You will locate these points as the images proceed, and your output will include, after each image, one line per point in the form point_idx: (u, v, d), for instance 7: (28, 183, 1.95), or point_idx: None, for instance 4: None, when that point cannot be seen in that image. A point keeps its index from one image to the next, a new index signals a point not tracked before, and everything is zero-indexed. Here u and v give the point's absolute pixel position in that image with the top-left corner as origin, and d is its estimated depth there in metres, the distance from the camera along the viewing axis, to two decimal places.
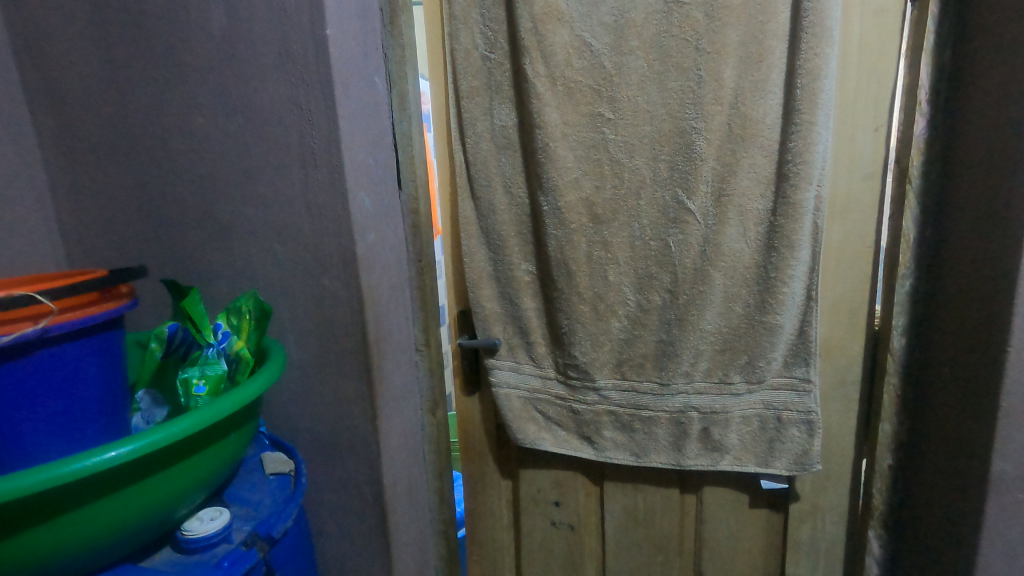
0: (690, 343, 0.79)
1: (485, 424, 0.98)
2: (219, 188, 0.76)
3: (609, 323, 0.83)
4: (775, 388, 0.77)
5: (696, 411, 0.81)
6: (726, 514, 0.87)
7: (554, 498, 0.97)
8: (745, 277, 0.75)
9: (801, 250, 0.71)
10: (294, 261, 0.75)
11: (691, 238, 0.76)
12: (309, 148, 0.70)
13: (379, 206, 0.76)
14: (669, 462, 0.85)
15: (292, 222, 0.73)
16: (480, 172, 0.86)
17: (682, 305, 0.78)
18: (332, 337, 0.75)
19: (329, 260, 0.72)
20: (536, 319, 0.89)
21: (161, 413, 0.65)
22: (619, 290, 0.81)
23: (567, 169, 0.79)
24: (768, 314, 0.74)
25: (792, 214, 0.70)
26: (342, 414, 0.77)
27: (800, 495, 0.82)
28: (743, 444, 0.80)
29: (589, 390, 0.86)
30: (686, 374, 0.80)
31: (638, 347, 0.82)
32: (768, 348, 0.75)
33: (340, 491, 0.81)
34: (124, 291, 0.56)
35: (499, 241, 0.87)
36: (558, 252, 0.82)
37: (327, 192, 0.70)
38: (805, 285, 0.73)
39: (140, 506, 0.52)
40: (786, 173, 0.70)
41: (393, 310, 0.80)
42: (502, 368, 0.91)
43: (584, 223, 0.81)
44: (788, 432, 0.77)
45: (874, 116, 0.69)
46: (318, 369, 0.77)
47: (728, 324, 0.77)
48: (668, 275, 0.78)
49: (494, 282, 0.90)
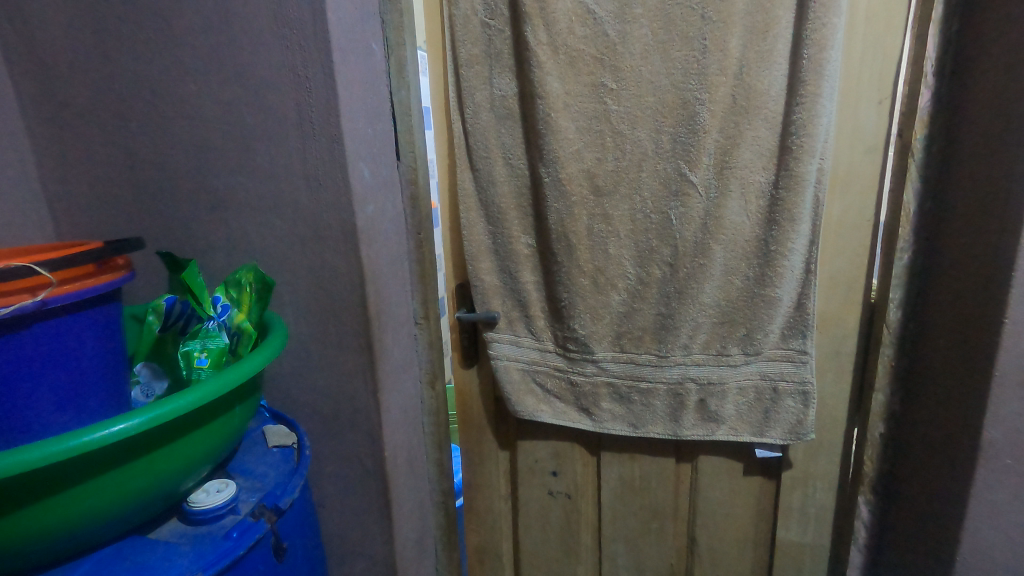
0: (689, 316, 0.80)
1: (484, 396, 0.99)
2: (214, 158, 0.74)
3: (608, 296, 0.84)
4: (771, 359, 0.78)
5: (693, 381, 0.83)
6: (721, 482, 0.88)
7: (551, 468, 0.98)
8: (745, 250, 0.76)
9: (802, 223, 0.72)
10: (292, 234, 0.74)
11: (692, 211, 0.77)
12: (307, 117, 0.68)
13: (379, 177, 0.75)
14: (666, 433, 0.87)
15: (290, 194, 0.72)
16: (479, 143, 0.85)
17: (681, 279, 0.79)
18: (332, 310, 0.74)
19: (329, 232, 0.71)
20: (535, 292, 0.89)
21: (161, 386, 0.65)
22: (619, 264, 0.82)
23: (568, 140, 0.79)
24: (765, 287, 0.75)
25: (794, 187, 0.71)
26: (343, 386, 0.77)
27: (793, 464, 0.83)
28: (739, 414, 0.82)
29: (587, 361, 0.88)
30: (684, 346, 0.82)
31: (637, 320, 0.83)
32: (766, 320, 0.77)
33: (341, 461, 0.81)
34: (121, 263, 0.55)
35: (499, 213, 0.87)
36: (559, 225, 0.82)
37: (325, 162, 0.69)
38: (804, 258, 0.74)
39: (147, 478, 0.52)
40: (789, 146, 0.70)
41: (392, 283, 0.79)
42: (502, 341, 0.92)
43: (584, 195, 0.81)
44: (783, 402, 0.79)
45: (878, 89, 0.68)
46: (318, 343, 0.77)
47: (726, 297, 0.78)
48: (668, 248, 0.79)
49: (493, 255, 0.89)
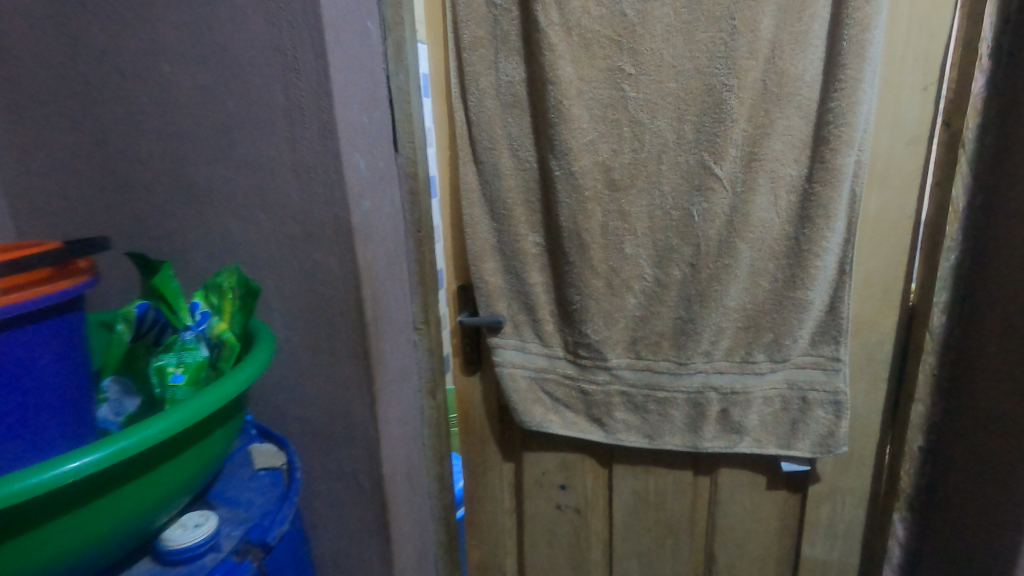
0: (712, 320, 0.74)
1: (488, 405, 0.93)
2: (192, 149, 0.67)
3: (624, 299, 0.78)
4: (800, 367, 0.73)
5: (715, 391, 0.77)
6: (742, 497, 0.83)
7: (560, 481, 0.92)
8: (774, 250, 0.70)
9: (837, 220, 0.66)
10: (278, 232, 0.67)
11: (716, 207, 0.71)
12: (295, 102, 0.61)
13: (375, 170, 0.68)
14: (684, 445, 0.81)
15: (277, 188, 0.65)
16: (483, 133, 0.78)
17: (703, 281, 0.73)
18: (324, 316, 0.68)
19: (321, 231, 0.64)
20: (544, 294, 0.83)
21: (133, 404, 0.58)
22: (636, 264, 0.76)
23: (581, 130, 0.73)
24: (795, 290, 0.70)
25: (830, 180, 0.65)
26: (337, 399, 0.71)
27: (820, 477, 0.78)
28: (763, 425, 0.77)
29: (600, 369, 0.82)
30: (705, 353, 0.76)
31: (655, 325, 0.78)
32: (796, 325, 0.71)
33: (335, 480, 0.74)
34: (84, 266, 0.48)
35: (505, 209, 0.81)
36: (570, 222, 0.76)
37: (317, 153, 0.62)
38: (838, 258, 0.68)
39: (111, 520, 0.45)
40: (825, 136, 0.64)
41: (389, 286, 0.72)
42: (507, 348, 0.86)
43: (599, 189, 0.74)
44: (813, 413, 0.73)
45: (923, 74, 0.63)
46: (309, 352, 0.70)
47: (751, 300, 0.73)
48: (689, 247, 0.73)
49: (498, 255, 0.83)
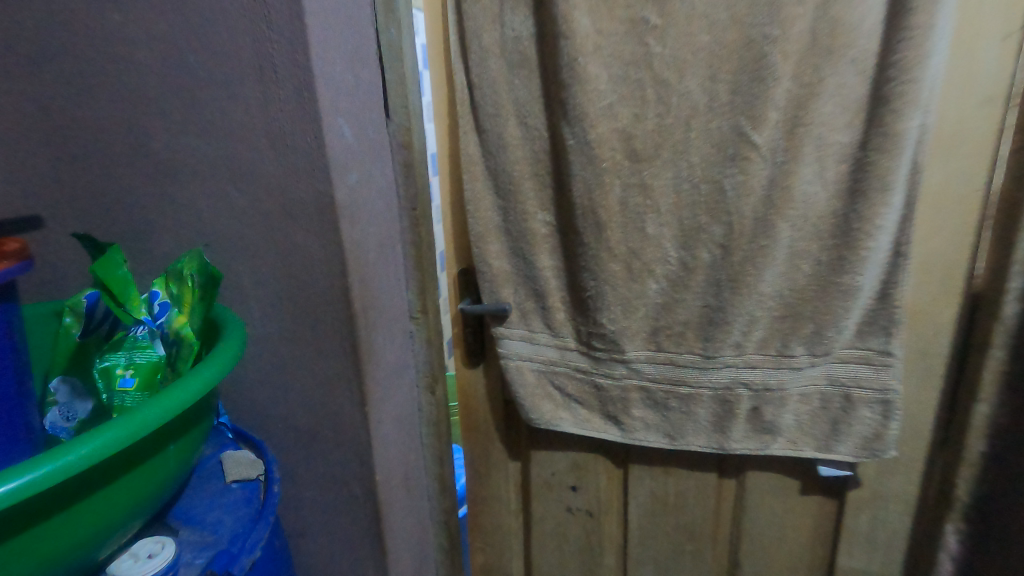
0: (744, 309, 0.66)
1: (492, 400, 0.85)
2: (152, 114, 0.59)
3: (645, 285, 0.69)
4: (843, 361, 0.65)
5: (745, 387, 0.69)
6: (772, 502, 0.75)
7: (570, 482, 0.85)
8: (818, 229, 0.62)
9: (895, 194, 0.57)
10: (253, 211, 0.58)
11: (753, 180, 0.62)
12: (266, 57, 0.52)
13: (363, 138, 0.60)
14: (709, 446, 0.73)
15: (249, 159, 0.56)
16: (487, 98, 0.69)
17: (735, 265, 0.65)
18: (308, 306, 0.60)
19: (300, 208, 0.56)
20: (554, 280, 0.75)
21: (86, 408, 0.51)
22: (659, 246, 0.67)
23: (598, 93, 0.64)
24: (842, 275, 0.61)
25: (889, 148, 0.56)
26: (323, 399, 0.63)
27: (861, 482, 0.70)
28: (799, 425, 0.69)
29: (616, 362, 0.74)
30: (736, 345, 0.68)
31: (679, 314, 0.69)
32: (842, 315, 0.63)
33: (323, 486, 0.67)
34: (12, 250, 0.40)
35: (511, 184, 0.72)
36: (585, 198, 0.68)
37: (293, 117, 0.53)
38: (893, 239, 0.60)
39: (42, 553, 0.38)
40: (886, 96, 0.55)
41: (380, 271, 0.64)
42: (514, 338, 0.78)
43: (617, 161, 0.66)
44: (857, 412, 0.65)
45: (1003, 22, 0.54)
46: (292, 346, 0.62)
47: (790, 286, 0.64)
48: (720, 227, 0.65)
49: (504, 236, 0.75)
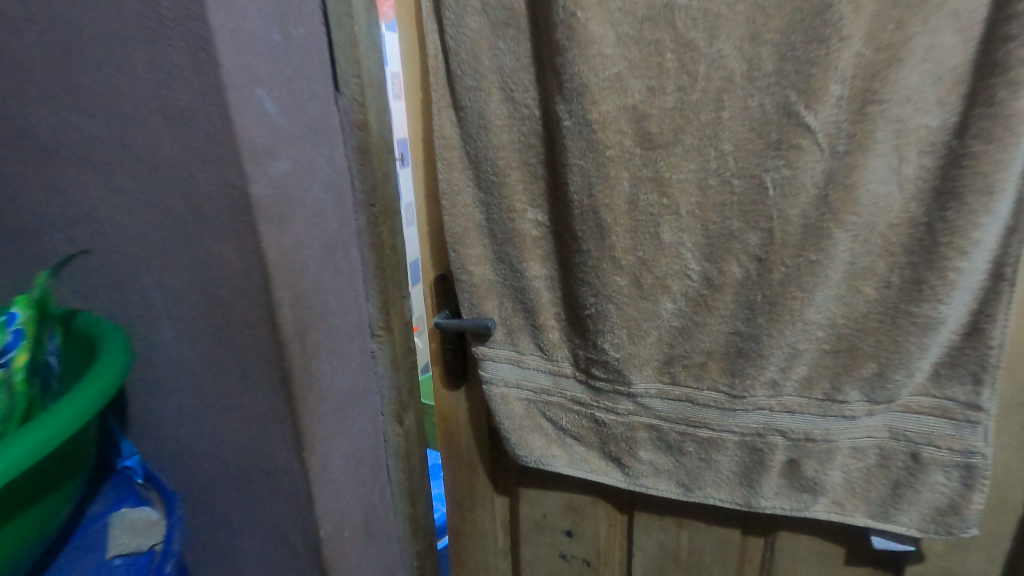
0: (784, 340, 0.52)
1: (475, 427, 0.73)
2: (33, 85, 0.47)
3: (658, 304, 0.56)
4: (912, 411, 0.51)
5: (781, 435, 0.55)
6: (808, 568, 0.62)
7: (565, 525, 0.73)
8: (889, 243, 0.47)
9: (1004, 199, 0.42)
10: (155, 208, 0.46)
11: (803, 176, 0.47)
12: (151, 4, 0.39)
13: (297, 116, 0.47)
14: (732, 502, 0.60)
15: (144, 142, 0.44)
16: (464, 66, 0.55)
17: (775, 285, 0.50)
18: (228, 328, 0.48)
19: (210, 206, 0.44)
20: (547, 292, 0.61)
21: None
22: (677, 257, 0.53)
23: (603, 59, 0.49)
24: (919, 303, 0.47)
25: (999, 134, 0.41)
26: (252, 441, 0.51)
27: (924, 555, 0.56)
28: (849, 485, 0.55)
29: (620, 395, 0.61)
30: (770, 384, 0.54)
31: (700, 341, 0.56)
32: (914, 355, 0.48)
33: (259, 541, 0.56)
34: None
35: (495, 175, 0.58)
36: (585, 194, 0.54)
37: (191, 87, 0.40)
38: (993, 257, 0.45)
39: None
40: (1000, 61, 0.40)
41: (326, 282, 0.52)
42: (499, 360, 0.65)
43: (627, 148, 0.52)
44: (928, 476, 0.51)
45: None
46: (213, 376, 0.50)
47: (846, 314, 0.50)
48: (758, 236, 0.50)
49: (488, 238, 0.62)
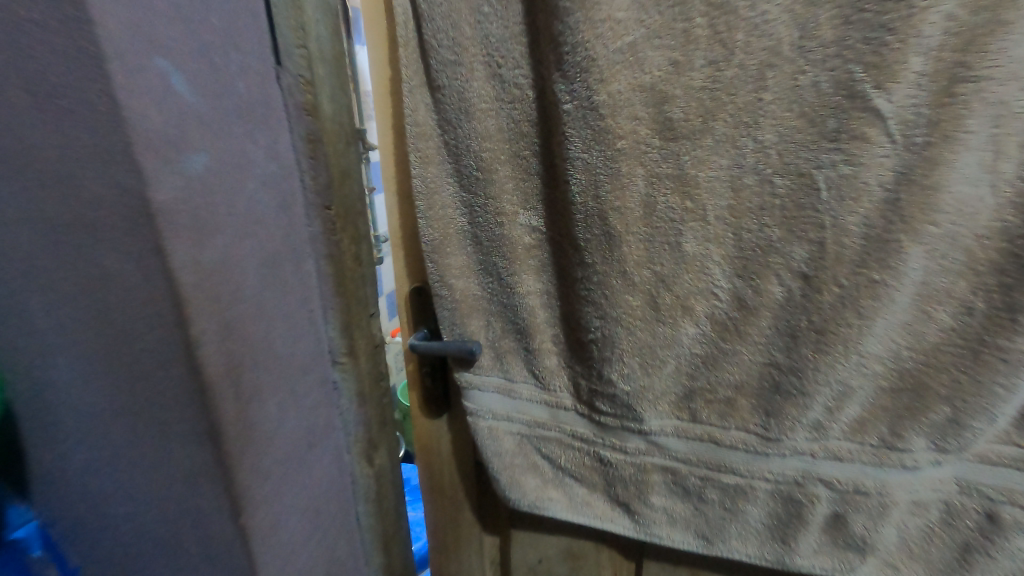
0: (834, 376, 0.42)
1: (460, 460, 0.63)
2: None
3: (678, 329, 0.46)
4: (992, 464, 0.41)
5: (825, 486, 0.46)
6: None
7: (564, 570, 0.64)
8: (979, 261, 0.37)
9: None
10: (37, 219, 0.36)
11: (868, 175, 0.37)
12: None
13: (211, 99, 0.35)
14: (762, 557, 0.51)
15: (13, 133, 0.34)
16: (439, 35, 0.45)
17: (825, 309, 0.41)
18: (136, 369, 0.37)
19: (100, 217, 0.33)
20: (543, 311, 0.51)
21: None
22: (703, 273, 0.44)
23: (613, 25, 0.39)
24: (1011, 336, 0.37)
25: None
26: (176, 505, 0.41)
27: None
28: (905, 545, 0.46)
29: (629, 433, 0.51)
30: (815, 427, 0.44)
31: (728, 374, 0.46)
32: (1001, 399, 0.39)
33: None
34: None
35: (480, 170, 0.48)
36: (591, 195, 0.44)
37: (58, 56, 0.30)
38: None
39: None
40: None
41: (269, 307, 0.42)
42: (486, 388, 0.56)
43: (642, 138, 0.41)
44: (1009, 542, 0.42)
45: None
46: (124, 426, 0.40)
47: (913, 346, 0.40)
48: (806, 250, 0.40)
49: (472, 246, 0.52)
